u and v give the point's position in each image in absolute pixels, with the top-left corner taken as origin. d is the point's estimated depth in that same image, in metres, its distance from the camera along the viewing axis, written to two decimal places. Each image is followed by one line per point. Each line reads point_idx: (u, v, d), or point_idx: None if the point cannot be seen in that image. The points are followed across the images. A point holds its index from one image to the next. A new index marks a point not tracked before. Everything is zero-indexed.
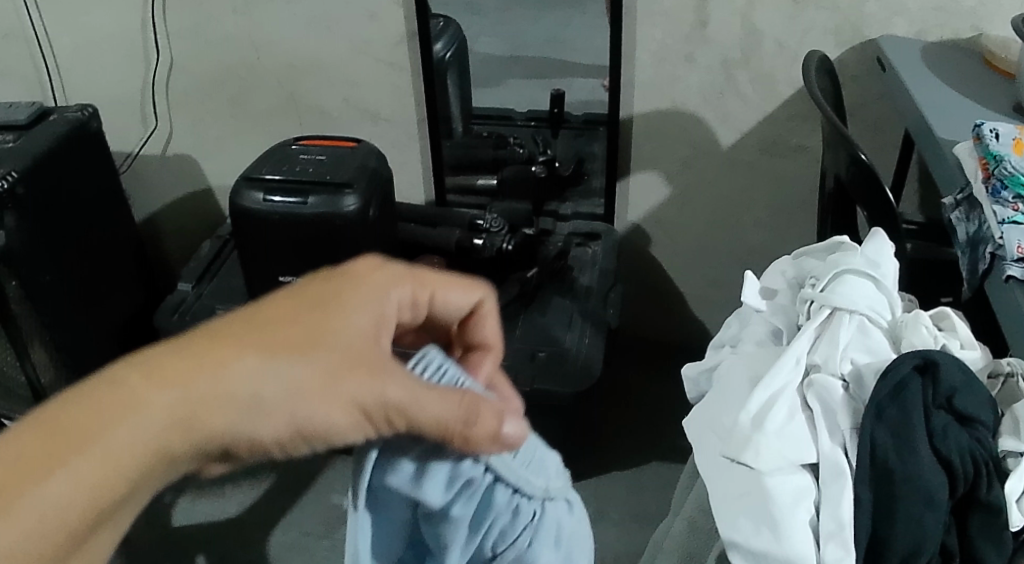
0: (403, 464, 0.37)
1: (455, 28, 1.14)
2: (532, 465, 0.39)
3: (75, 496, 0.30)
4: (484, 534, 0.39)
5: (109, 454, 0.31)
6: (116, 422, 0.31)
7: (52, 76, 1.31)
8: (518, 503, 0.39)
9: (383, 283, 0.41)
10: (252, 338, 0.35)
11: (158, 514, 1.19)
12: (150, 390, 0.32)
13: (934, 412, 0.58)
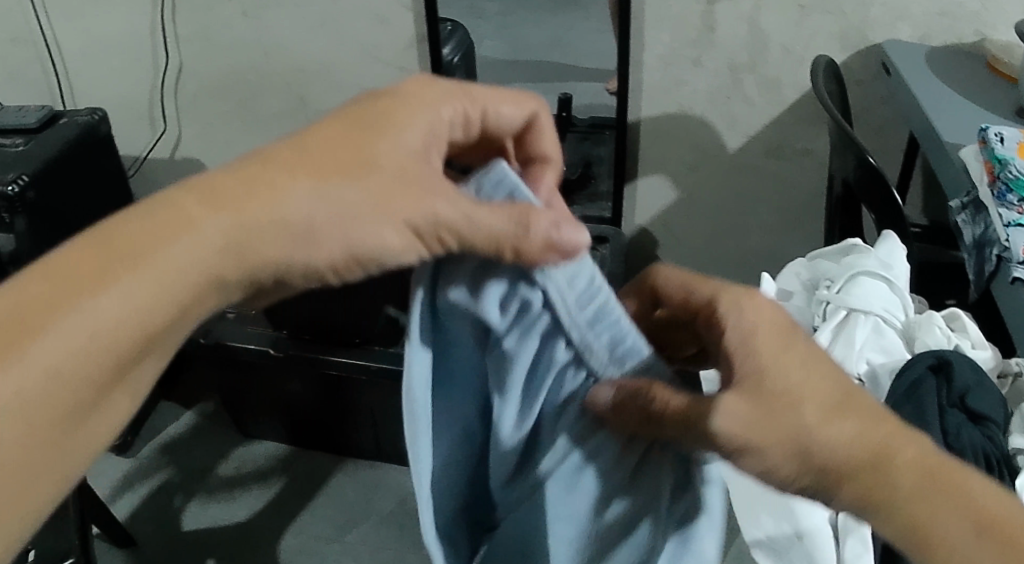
0: (460, 289, 0.40)
1: (463, 32, 1.15)
2: (601, 304, 0.39)
3: (134, 304, 0.36)
4: (551, 378, 0.42)
5: (162, 270, 0.37)
6: (170, 241, 0.37)
7: (61, 80, 1.32)
8: (581, 349, 0.41)
9: (429, 101, 0.43)
10: (302, 167, 0.39)
11: (169, 517, 1.20)
12: (201, 214, 0.38)
13: (948, 411, 0.60)
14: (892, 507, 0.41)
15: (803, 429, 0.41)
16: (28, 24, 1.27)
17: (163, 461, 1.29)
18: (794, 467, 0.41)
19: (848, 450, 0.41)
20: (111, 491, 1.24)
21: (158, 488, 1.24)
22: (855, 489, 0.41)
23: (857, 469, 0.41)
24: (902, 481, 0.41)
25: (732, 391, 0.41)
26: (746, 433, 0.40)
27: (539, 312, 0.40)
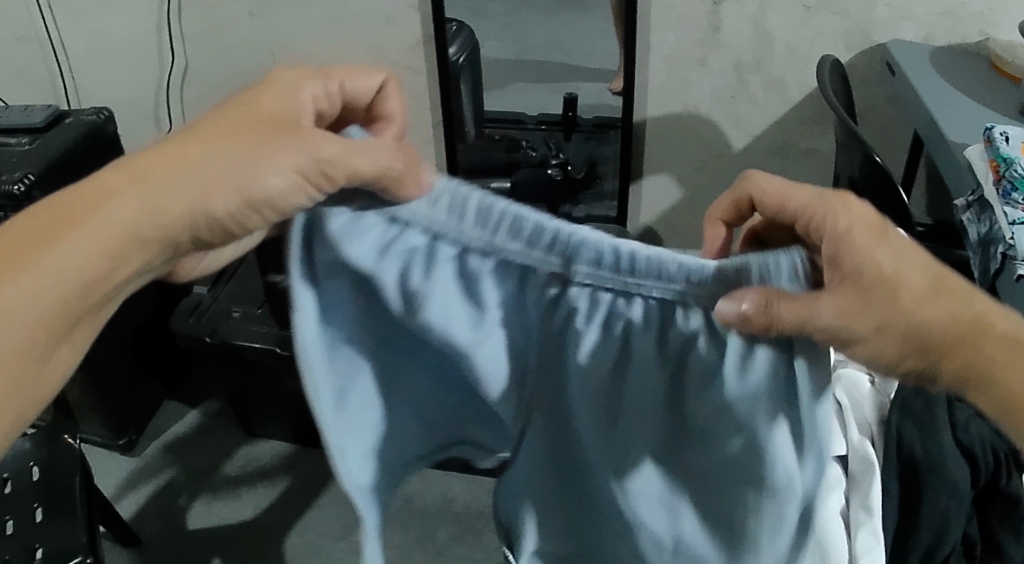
0: (330, 228, 0.38)
1: (468, 32, 1.14)
2: (478, 218, 0.38)
3: (73, 267, 0.37)
4: (472, 288, 0.40)
5: (94, 231, 0.37)
6: (93, 205, 0.37)
7: (66, 80, 1.33)
8: (486, 251, 0.39)
9: (288, 79, 0.42)
10: (194, 131, 0.38)
11: (176, 515, 1.21)
12: (118, 180, 0.38)
13: (957, 406, 0.61)
14: (995, 380, 0.44)
15: (913, 319, 0.40)
16: (32, 24, 1.27)
17: (168, 460, 1.29)
18: (901, 349, 0.41)
19: (951, 331, 0.42)
20: (117, 490, 1.25)
21: (162, 487, 1.25)
22: (960, 362, 0.43)
23: (954, 341, 0.42)
24: (998, 353, 0.43)
25: (841, 286, 0.39)
26: (853, 322, 0.39)
27: (419, 236, 0.38)
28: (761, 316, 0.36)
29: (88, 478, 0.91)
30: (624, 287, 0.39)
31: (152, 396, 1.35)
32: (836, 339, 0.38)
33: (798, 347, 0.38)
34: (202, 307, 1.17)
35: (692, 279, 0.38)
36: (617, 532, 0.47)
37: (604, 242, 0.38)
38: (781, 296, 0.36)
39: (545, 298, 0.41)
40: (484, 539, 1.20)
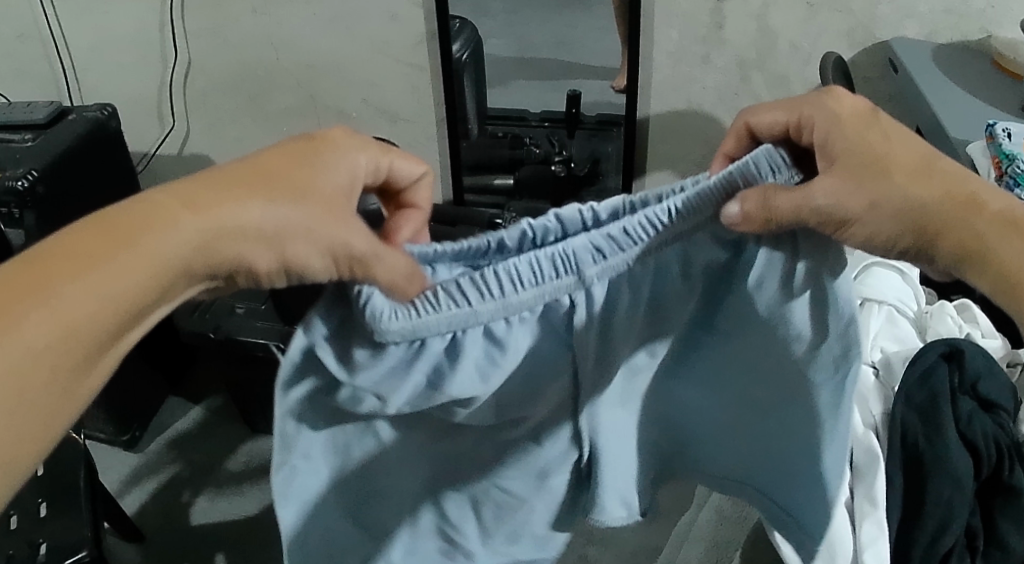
0: (326, 352, 0.40)
1: (471, 29, 1.15)
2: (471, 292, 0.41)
3: (122, 288, 0.38)
4: (490, 354, 0.43)
5: (150, 254, 0.39)
6: (156, 230, 0.39)
7: (68, 77, 1.33)
8: (500, 315, 0.42)
9: (349, 148, 0.46)
10: (233, 180, 0.41)
11: (179, 511, 1.21)
12: (180, 213, 0.40)
13: (960, 397, 0.62)
14: (983, 252, 0.46)
15: (891, 195, 0.44)
16: (34, 21, 1.27)
17: (172, 456, 1.30)
18: (894, 226, 0.45)
19: (933, 203, 0.45)
20: (121, 486, 1.25)
21: (166, 483, 1.26)
22: (953, 237, 0.46)
23: (945, 220, 0.45)
24: (986, 228, 0.46)
25: (829, 174, 0.44)
26: (845, 203, 0.43)
27: (433, 338, 0.41)
28: (762, 213, 0.40)
29: (92, 473, 0.92)
30: (635, 257, 0.43)
31: (154, 392, 1.35)
32: (827, 215, 0.42)
33: (801, 236, 0.43)
34: (206, 304, 1.17)
35: (680, 217, 0.42)
36: (684, 417, 0.53)
37: (596, 237, 0.42)
38: (777, 191, 0.41)
39: (575, 316, 0.44)
40: None
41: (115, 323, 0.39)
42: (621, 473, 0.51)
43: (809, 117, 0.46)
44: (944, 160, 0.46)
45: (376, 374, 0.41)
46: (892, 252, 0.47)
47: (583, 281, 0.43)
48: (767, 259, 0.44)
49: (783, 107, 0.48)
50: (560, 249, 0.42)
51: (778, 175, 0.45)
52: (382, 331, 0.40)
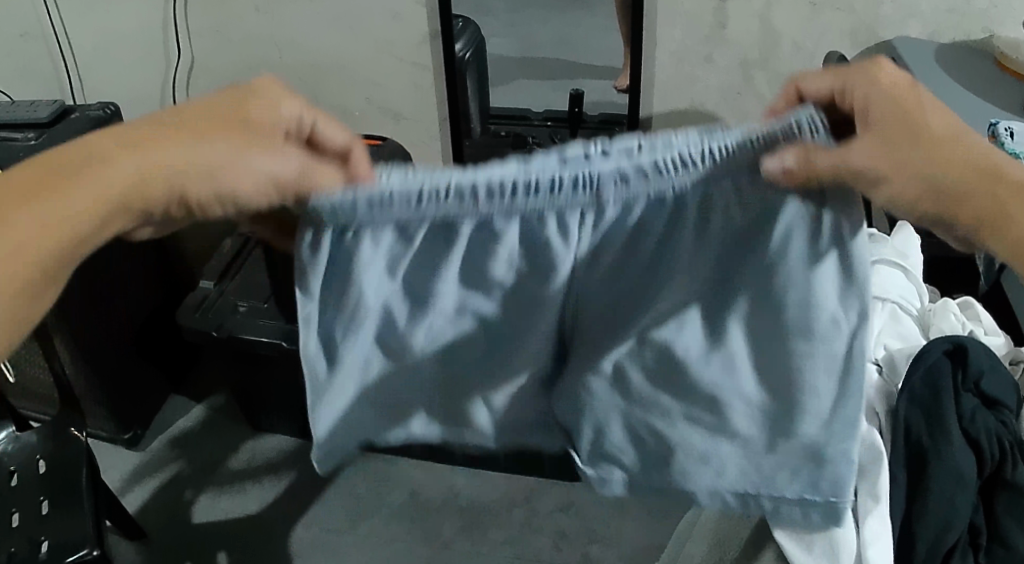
0: (313, 242, 0.45)
1: (474, 27, 1.16)
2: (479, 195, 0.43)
3: (84, 209, 0.44)
4: (496, 256, 0.46)
5: (103, 179, 0.43)
6: (111, 161, 0.44)
7: (72, 76, 1.33)
8: (502, 215, 0.44)
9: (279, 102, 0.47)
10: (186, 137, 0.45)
11: (181, 510, 1.22)
12: (132, 148, 0.44)
13: (962, 394, 0.62)
14: (1001, 220, 0.45)
15: (926, 158, 0.43)
16: (38, 19, 1.27)
17: (174, 454, 1.30)
18: (917, 190, 0.43)
19: (962, 174, 0.44)
20: (123, 482, 1.26)
21: (168, 481, 1.26)
22: (973, 207, 0.45)
23: (968, 191, 0.44)
24: (1009, 197, 0.45)
25: (867, 135, 0.44)
26: (875, 163, 0.42)
27: (422, 224, 0.45)
28: (802, 170, 0.42)
29: (94, 471, 0.92)
30: (657, 191, 0.44)
31: (156, 390, 1.35)
32: (862, 175, 0.42)
33: (832, 195, 0.43)
34: (208, 303, 1.17)
35: (702, 163, 0.43)
36: (686, 402, 0.51)
37: (624, 165, 0.44)
38: (817, 150, 0.42)
39: (587, 225, 0.46)
40: (488, 532, 1.20)
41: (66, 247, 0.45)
42: (606, 411, 0.53)
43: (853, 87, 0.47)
44: (970, 136, 0.45)
45: (375, 259, 0.46)
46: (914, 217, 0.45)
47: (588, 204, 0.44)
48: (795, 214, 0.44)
49: (834, 74, 0.48)
50: (580, 169, 0.44)
51: (814, 133, 0.42)
52: (376, 215, 0.44)
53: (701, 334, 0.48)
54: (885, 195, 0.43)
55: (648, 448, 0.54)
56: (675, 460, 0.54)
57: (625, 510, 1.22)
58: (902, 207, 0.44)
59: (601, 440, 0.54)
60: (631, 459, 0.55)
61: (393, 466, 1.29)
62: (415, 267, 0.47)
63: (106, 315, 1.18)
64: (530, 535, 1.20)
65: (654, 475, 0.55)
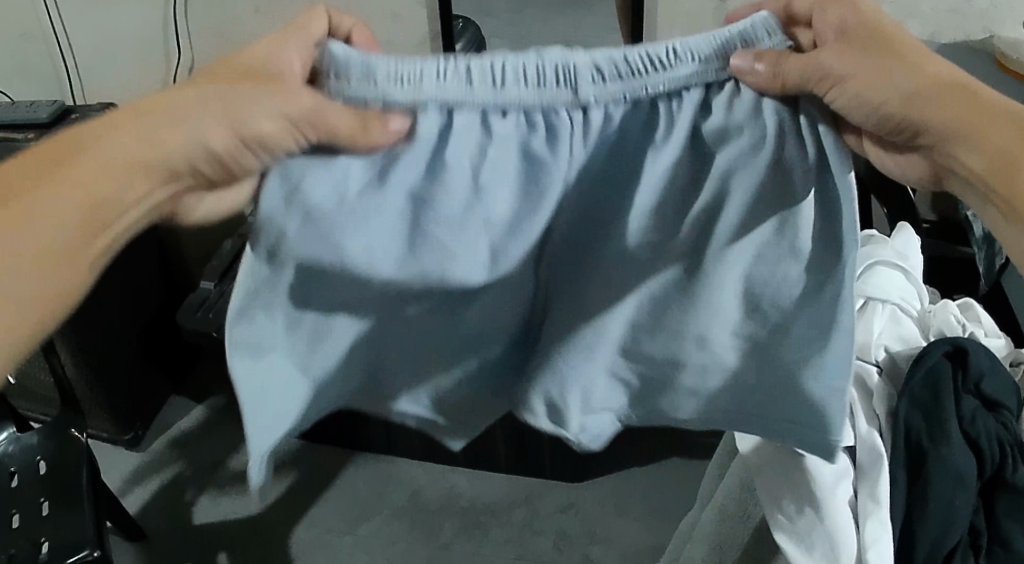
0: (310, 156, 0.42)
1: (474, 29, 1.17)
2: (482, 74, 0.43)
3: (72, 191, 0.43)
4: (484, 160, 0.43)
5: (88, 158, 0.43)
6: (92, 145, 0.44)
7: (72, 76, 1.33)
8: (497, 103, 0.43)
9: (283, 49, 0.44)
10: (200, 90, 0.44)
11: (181, 511, 1.23)
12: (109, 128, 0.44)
13: (963, 397, 0.62)
14: (975, 138, 0.42)
15: (894, 65, 0.44)
16: (38, 18, 1.27)
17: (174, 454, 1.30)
18: (883, 93, 0.43)
19: (935, 83, 0.43)
20: (124, 483, 1.26)
21: (168, 482, 1.26)
22: (941, 114, 0.43)
23: (941, 97, 0.43)
24: (987, 120, 0.42)
25: (834, 43, 0.45)
26: (841, 63, 0.43)
27: (427, 110, 0.42)
28: (772, 78, 0.41)
29: (95, 473, 0.92)
30: (638, 93, 0.43)
31: (156, 391, 1.35)
32: (822, 75, 0.42)
33: (805, 101, 0.42)
34: (209, 303, 1.17)
35: (683, 58, 0.42)
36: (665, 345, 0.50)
37: (597, 59, 0.43)
38: (788, 57, 0.41)
39: (589, 125, 0.44)
40: (488, 533, 1.20)
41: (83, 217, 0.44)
42: (586, 373, 0.51)
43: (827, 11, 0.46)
44: (947, 62, 0.45)
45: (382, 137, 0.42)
46: (881, 120, 0.44)
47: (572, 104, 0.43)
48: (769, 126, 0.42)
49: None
50: (560, 59, 0.43)
51: (764, 40, 0.43)
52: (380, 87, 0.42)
53: (669, 262, 0.47)
54: (843, 95, 0.43)
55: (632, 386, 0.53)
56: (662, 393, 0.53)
57: (625, 510, 1.22)
58: (862, 107, 0.43)
59: (587, 402, 0.52)
60: (628, 399, 0.54)
61: (392, 466, 1.29)
62: (413, 176, 0.43)
63: (109, 321, 1.19)
64: (530, 536, 1.20)
65: (646, 406, 0.54)
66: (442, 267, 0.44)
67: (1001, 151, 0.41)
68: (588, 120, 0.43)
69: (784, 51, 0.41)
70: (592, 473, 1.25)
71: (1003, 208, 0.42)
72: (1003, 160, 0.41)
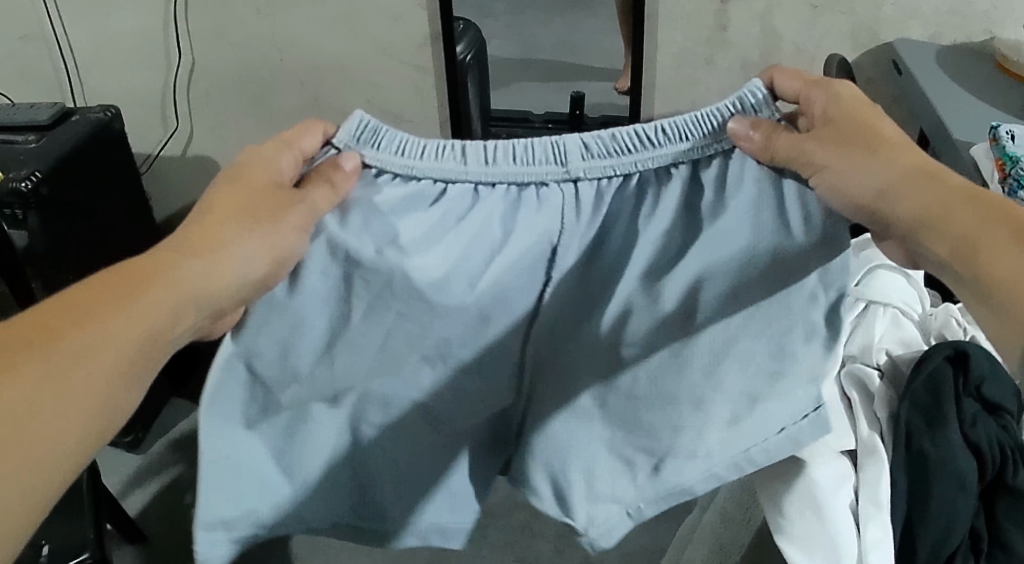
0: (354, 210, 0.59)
1: (475, 31, 1.16)
2: (482, 156, 0.60)
3: (140, 320, 0.50)
4: (489, 221, 0.60)
5: (151, 292, 0.51)
6: (150, 282, 0.52)
7: (72, 79, 1.33)
8: (502, 177, 0.60)
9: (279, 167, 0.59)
10: (224, 224, 0.56)
11: (181, 513, 1.23)
12: (161, 267, 0.53)
13: (964, 400, 0.62)
14: (940, 221, 0.49)
15: (875, 155, 0.53)
16: (38, 20, 1.27)
17: (174, 457, 1.31)
18: (867, 186, 0.53)
19: (907, 173, 0.52)
20: (124, 486, 1.27)
21: (168, 485, 1.27)
22: (911, 201, 0.51)
23: (915, 186, 0.51)
24: (952, 207, 0.49)
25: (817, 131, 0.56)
26: (829, 154, 0.54)
27: (445, 184, 0.60)
28: (764, 148, 0.56)
29: (94, 474, 0.92)
30: (627, 168, 0.60)
31: (156, 394, 1.35)
32: (806, 164, 0.55)
33: (789, 172, 0.56)
34: None
35: (667, 135, 0.59)
36: (659, 410, 0.57)
37: (586, 140, 0.60)
38: (780, 134, 0.55)
39: (579, 191, 0.60)
40: (489, 536, 1.20)
41: (145, 351, 0.51)
42: (583, 456, 0.59)
43: (812, 93, 0.58)
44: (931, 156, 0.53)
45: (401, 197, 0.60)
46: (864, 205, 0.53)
47: (564, 182, 0.60)
48: (755, 188, 0.57)
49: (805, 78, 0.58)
50: (557, 142, 0.60)
51: (761, 110, 0.58)
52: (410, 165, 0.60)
53: (665, 319, 0.57)
54: (824, 182, 0.54)
55: (639, 464, 0.58)
56: (668, 468, 0.57)
57: None
58: (835, 196, 0.54)
59: (590, 483, 0.59)
60: (638, 480, 0.58)
61: None
62: (432, 228, 0.60)
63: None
64: (529, 539, 1.20)
65: (661, 486, 0.58)
66: (443, 306, 0.59)
67: (960, 240, 0.48)
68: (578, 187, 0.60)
69: (775, 126, 0.56)
70: None
71: (971, 289, 0.47)
72: (962, 248, 0.47)
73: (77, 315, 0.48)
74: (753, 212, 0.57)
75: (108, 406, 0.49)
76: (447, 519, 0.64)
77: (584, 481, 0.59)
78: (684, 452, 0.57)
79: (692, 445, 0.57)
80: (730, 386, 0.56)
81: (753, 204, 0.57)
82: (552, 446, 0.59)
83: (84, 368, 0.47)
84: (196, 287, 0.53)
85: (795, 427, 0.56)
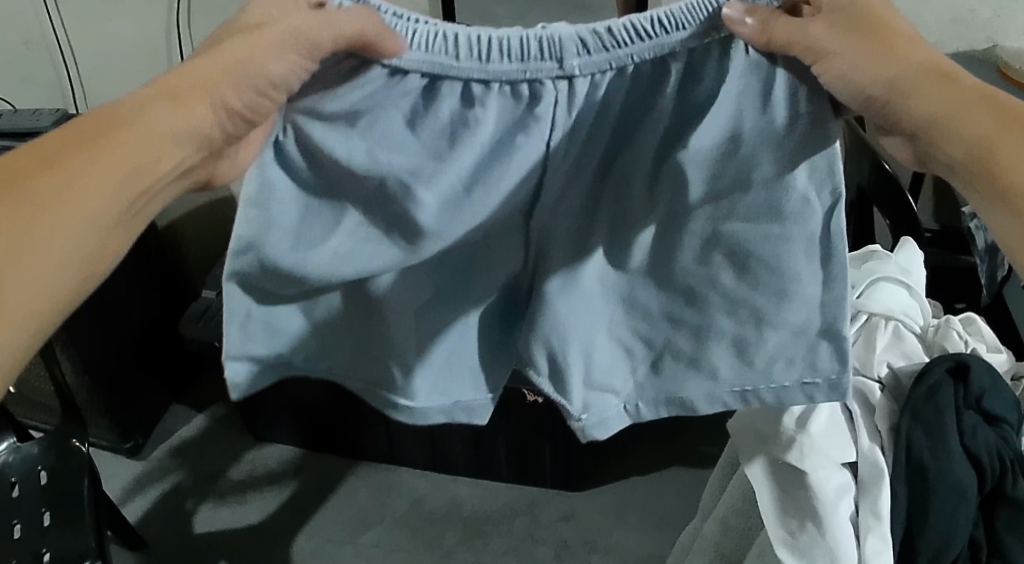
0: (314, 124, 0.51)
1: None
2: (472, 49, 0.49)
3: (106, 170, 0.45)
4: (463, 122, 0.50)
5: (117, 142, 0.46)
6: (120, 127, 0.46)
7: (73, 82, 1.33)
8: (481, 73, 0.49)
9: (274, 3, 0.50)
10: (213, 57, 0.48)
11: (182, 520, 1.24)
12: (132, 113, 0.47)
13: (964, 411, 0.62)
14: (948, 124, 0.44)
15: (888, 50, 0.46)
16: (40, 25, 1.27)
17: (175, 464, 1.32)
18: (876, 81, 0.46)
19: (911, 70, 0.45)
20: (124, 492, 1.28)
21: (168, 491, 1.28)
22: (919, 98, 0.45)
23: (917, 83, 0.45)
24: (954, 108, 0.44)
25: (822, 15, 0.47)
26: (834, 42, 0.46)
27: (419, 75, 0.50)
28: (761, 34, 0.46)
29: (95, 482, 0.91)
30: (622, 62, 0.49)
31: (156, 400, 1.36)
32: (807, 50, 0.46)
33: (782, 59, 0.47)
34: (210, 312, 1.20)
35: (666, 25, 0.47)
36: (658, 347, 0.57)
37: (582, 32, 0.48)
38: (778, 18, 0.46)
39: (561, 96, 0.49)
40: (489, 542, 1.20)
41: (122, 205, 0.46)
42: (584, 332, 0.55)
43: None
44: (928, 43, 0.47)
45: (357, 94, 0.50)
46: (864, 100, 0.46)
47: (561, 78, 0.49)
48: (740, 83, 0.48)
49: None
50: (549, 35, 0.49)
51: None
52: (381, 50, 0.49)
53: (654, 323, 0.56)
54: (831, 72, 0.46)
55: (641, 357, 0.57)
56: (667, 366, 0.57)
57: (626, 519, 1.23)
58: (845, 86, 0.46)
59: (590, 375, 0.57)
60: (637, 375, 0.58)
61: (392, 476, 1.29)
62: (411, 128, 0.50)
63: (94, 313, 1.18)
64: (530, 545, 1.20)
65: (661, 387, 0.58)
66: (414, 217, 0.50)
67: (980, 139, 0.43)
68: (571, 88, 0.49)
69: (773, 11, 0.46)
70: (595, 482, 1.26)
71: (988, 197, 0.43)
72: (980, 150, 0.43)
73: (36, 165, 0.44)
74: (735, 106, 0.48)
75: (78, 255, 0.45)
76: (471, 397, 0.60)
77: (583, 366, 0.56)
78: (687, 359, 0.56)
79: (695, 355, 0.56)
80: (730, 290, 0.53)
81: (737, 96, 0.48)
82: (558, 327, 0.54)
83: (40, 228, 0.43)
84: (183, 125, 0.48)
85: (809, 385, 0.54)
